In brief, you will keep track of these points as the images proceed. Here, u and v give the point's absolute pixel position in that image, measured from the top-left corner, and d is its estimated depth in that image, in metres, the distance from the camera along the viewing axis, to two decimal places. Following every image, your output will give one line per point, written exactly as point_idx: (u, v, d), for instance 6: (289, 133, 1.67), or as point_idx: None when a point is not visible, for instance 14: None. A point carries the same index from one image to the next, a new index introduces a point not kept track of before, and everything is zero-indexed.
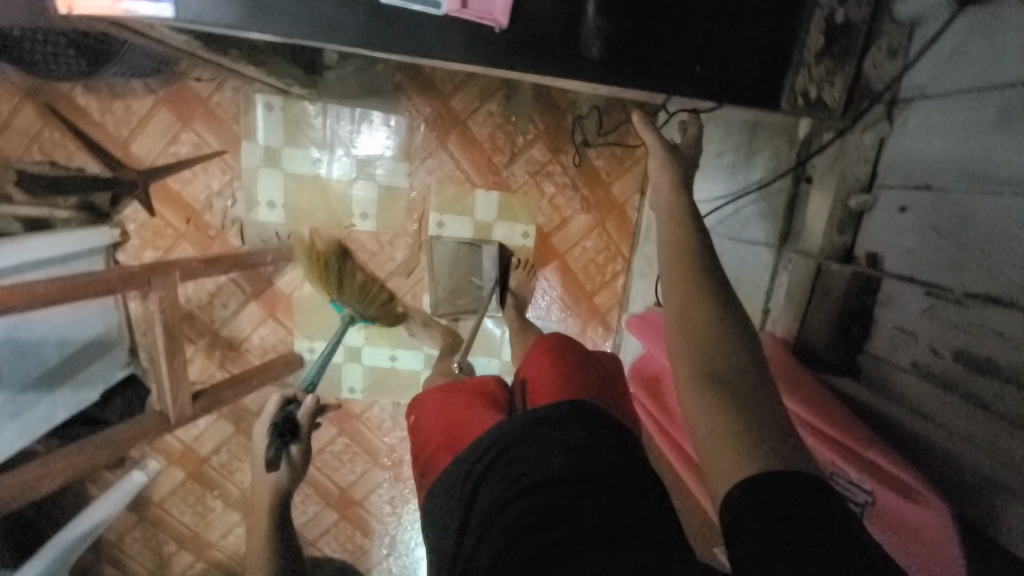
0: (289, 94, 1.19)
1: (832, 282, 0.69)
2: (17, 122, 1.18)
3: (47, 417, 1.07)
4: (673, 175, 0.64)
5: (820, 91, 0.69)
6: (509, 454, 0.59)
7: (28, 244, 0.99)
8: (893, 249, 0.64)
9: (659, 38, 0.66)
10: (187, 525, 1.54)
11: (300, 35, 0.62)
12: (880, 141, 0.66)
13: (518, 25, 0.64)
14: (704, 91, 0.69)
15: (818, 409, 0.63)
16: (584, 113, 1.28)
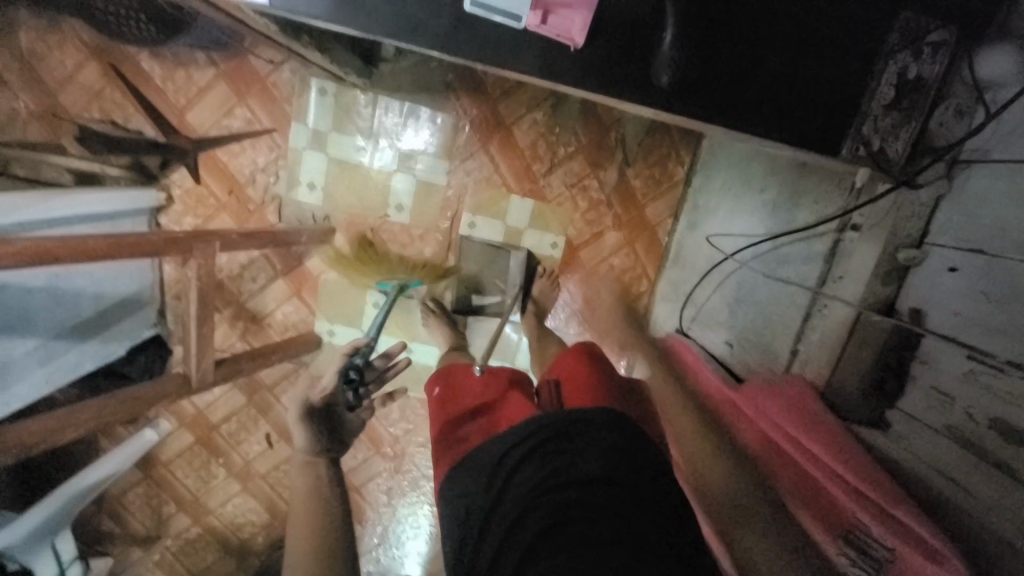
0: (343, 82, 1.23)
1: (870, 333, 0.68)
2: (80, 79, 1.22)
3: (74, 365, 1.11)
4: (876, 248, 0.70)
5: (883, 143, 0.67)
6: (550, 445, 0.59)
7: (78, 198, 1.02)
8: (939, 307, 0.62)
9: (730, 77, 0.67)
10: (189, 488, 1.58)
11: (380, 33, 0.64)
12: (936, 200, 0.66)
13: (589, 49, 0.66)
14: (761, 128, 0.69)
15: (856, 468, 0.60)
16: (627, 132, 1.28)
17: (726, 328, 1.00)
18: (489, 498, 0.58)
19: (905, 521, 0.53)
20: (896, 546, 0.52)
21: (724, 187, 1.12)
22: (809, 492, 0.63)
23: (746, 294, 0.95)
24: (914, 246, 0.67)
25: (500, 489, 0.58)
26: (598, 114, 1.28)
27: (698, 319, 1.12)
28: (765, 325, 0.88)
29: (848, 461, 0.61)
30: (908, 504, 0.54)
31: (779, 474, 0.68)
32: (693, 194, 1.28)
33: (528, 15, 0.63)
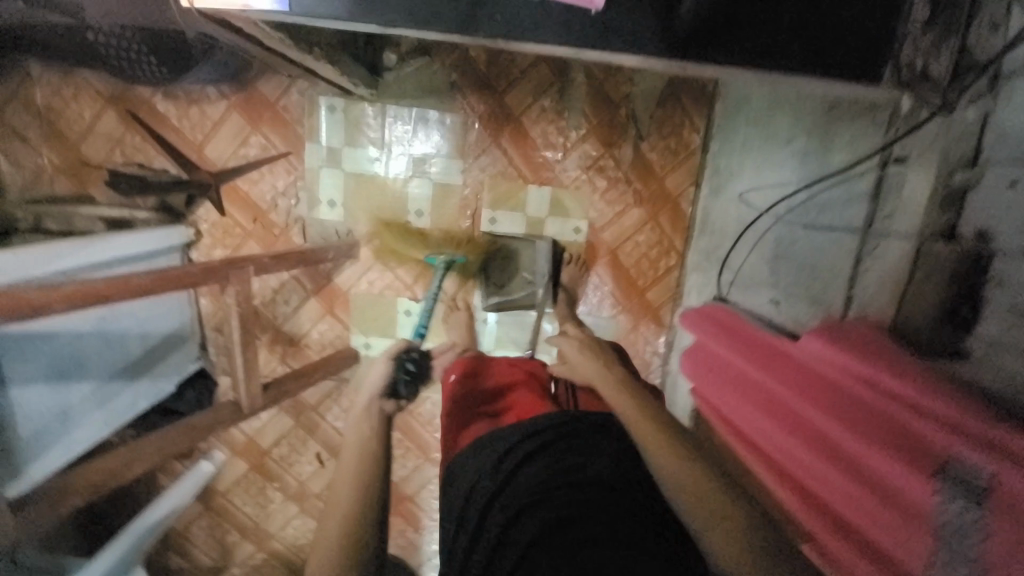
0: (350, 96, 1.25)
1: (935, 262, 0.62)
2: (100, 127, 1.26)
3: (130, 405, 1.14)
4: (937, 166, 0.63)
5: (926, 63, 0.58)
6: (560, 447, 0.70)
7: (114, 241, 1.05)
8: (1007, 221, 0.55)
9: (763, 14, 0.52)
10: (249, 515, 1.61)
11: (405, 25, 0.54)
12: (984, 118, 0.58)
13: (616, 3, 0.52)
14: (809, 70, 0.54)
15: (927, 389, 0.58)
16: (637, 106, 1.27)
17: (769, 287, 0.97)
18: (494, 482, 0.69)
19: (1002, 440, 0.50)
20: (995, 473, 0.48)
21: (745, 145, 1.10)
22: (890, 434, 0.59)
23: (786, 250, 0.93)
24: (969, 166, 0.59)
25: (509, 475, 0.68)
26: (605, 93, 1.27)
27: (738, 282, 1.10)
28: (813, 276, 0.85)
29: (917, 382, 0.59)
30: (1000, 424, 0.51)
31: (853, 422, 0.64)
32: (712, 159, 1.26)
33: None
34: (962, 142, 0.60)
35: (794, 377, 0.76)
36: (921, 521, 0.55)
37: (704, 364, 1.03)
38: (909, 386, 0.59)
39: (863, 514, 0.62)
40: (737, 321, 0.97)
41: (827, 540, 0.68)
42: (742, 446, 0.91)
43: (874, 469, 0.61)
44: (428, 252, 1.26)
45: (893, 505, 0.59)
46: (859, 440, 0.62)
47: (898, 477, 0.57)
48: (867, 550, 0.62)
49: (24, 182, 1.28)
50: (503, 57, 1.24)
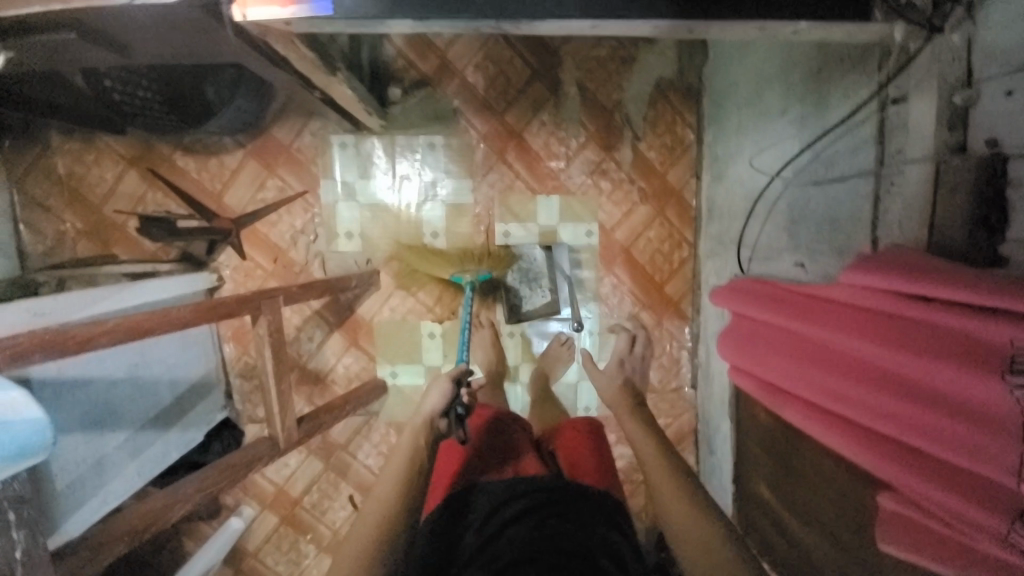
0: (360, 131, 1.32)
1: (955, 179, 0.64)
2: (121, 188, 1.31)
3: (162, 456, 1.11)
4: (933, 97, 0.67)
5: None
6: (544, 512, 0.76)
7: (143, 286, 1.06)
8: (1012, 127, 0.58)
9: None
10: (281, 574, 1.51)
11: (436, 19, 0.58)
12: (968, 41, 0.63)
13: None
14: (800, 14, 0.59)
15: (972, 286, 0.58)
16: (630, 110, 1.35)
17: (792, 252, 0.99)
18: (481, 536, 0.75)
19: None
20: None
21: (740, 128, 1.16)
22: (954, 344, 0.60)
23: (801, 212, 0.97)
24: (964, 88, 0.63)
25: (494, 535, 0.74)
26: (599, 101, 1.35)
27: (756, 257, 1.13)
28: (835, 228, 0.88)
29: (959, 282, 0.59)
30: None
31: (911, 343, 0.64)
32: (709, 149, 1.32)
33: None
34: (952, 65, 0.64)
35: (838, 318, 0.77)
36: (999, 425, 0.54)
37: (743, 336, 1.03)
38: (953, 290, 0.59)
39: (933, 436, 0.61)
40: (769, 286, 0.98)
41: (901, 476, 0.67)
42: (790, 406, 0.89)
43: (939, 385, 0.61)
44: (452, 271, 1.28)
45: (962, 417, 0.58)
46: (921, 357, 0.62)
47: (968, 382, 0.57)
48: (948, 476, 0.61)
49: (46, 249, 1.31)
50: (500, 80, 1.33)
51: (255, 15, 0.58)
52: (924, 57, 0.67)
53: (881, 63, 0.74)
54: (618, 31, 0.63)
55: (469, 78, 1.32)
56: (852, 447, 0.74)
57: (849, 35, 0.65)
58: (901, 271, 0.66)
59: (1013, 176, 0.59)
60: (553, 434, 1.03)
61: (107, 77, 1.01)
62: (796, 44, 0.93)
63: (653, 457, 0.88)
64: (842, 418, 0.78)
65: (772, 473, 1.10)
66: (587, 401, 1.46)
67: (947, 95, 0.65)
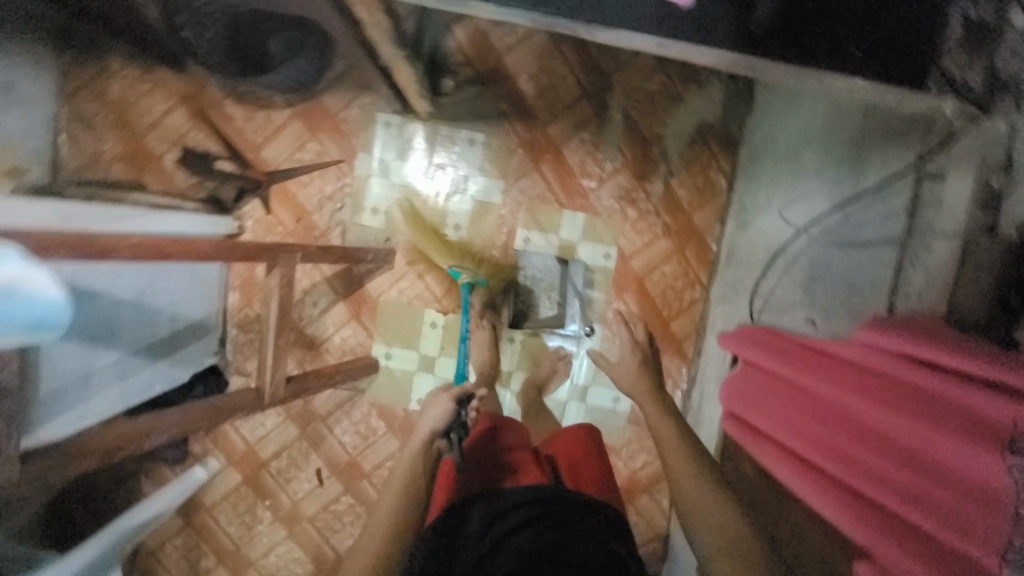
0: (407, 114, 1.35)
1: (983, 255, 0.65)
2: (168, 121, 1.34)
3: (146, 387, 1.10)
4: (974, 174, 0.69)
5: (964, 75, 0.65)
6: (544, 523, 0.74)
7: (162, 217, 1.07)
8: None
9: (816, 23, 0.61)
10: (231, 536, 1.48)
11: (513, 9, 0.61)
12: (1013, 130, 0.67)
13: (702, 5, 0.61)
14: (861, 68, 0.62)
15: (985, 362, 0.59)
16: (668, 146, 1.38)
17: (804, 307, 1.00)
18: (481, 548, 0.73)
19: None
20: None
21: (773, 181, 1.19)
22: (956, 415, 0.60)
23: (820, 271, 0.98)
24: (1004, 173, 0.67)
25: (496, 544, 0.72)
26: (640, 132, 1.38)
27: (767, 308, 1.13)
28: (851, 291, 0.89)
29: (972, 356, 0.60)
30: None
31: (912, 408, 0.65)
32: (738, 198, 1.35)
33: None
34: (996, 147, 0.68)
35: (845, 376, 0.77)
36: (987, 502, 0.54)
37: (747, 382, 1.03)
38: (966, 362, 0.60)
39: (919, 504, 0.61)
40: (781, 337, 0.98)
41: (877, 543, 0.66)
42: (779, 458, 0.89)
43: (933, 454, 0.61)
44: (451, 263, 1.30)
45: (952, 489, 0.58)
46: (922, 424, 0.62)
47: (964, 455, 0.57)
48: (925, 547, 0.60)
49: (80, 164, 1.33)
50: (550, 92, 1.36)
51: None
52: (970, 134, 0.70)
53: (924, 137, 0.76)
54: (682, 57, 0.66)
55: (521, 84, 1.36)
56: (833, 506, 0.74)
57: (899, 102, 0.68)
58: (916, 338, 0.67)
59: None
60: (551, 446, 1.01)
61: (184, 27, 1.10)
62: (842, 110, 0.96)
63: (674, 447, 0.86)
64: (829, 477, 0.77)
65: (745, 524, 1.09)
66: (574, 420, 1.45)
67: (985, 176, 0.68)
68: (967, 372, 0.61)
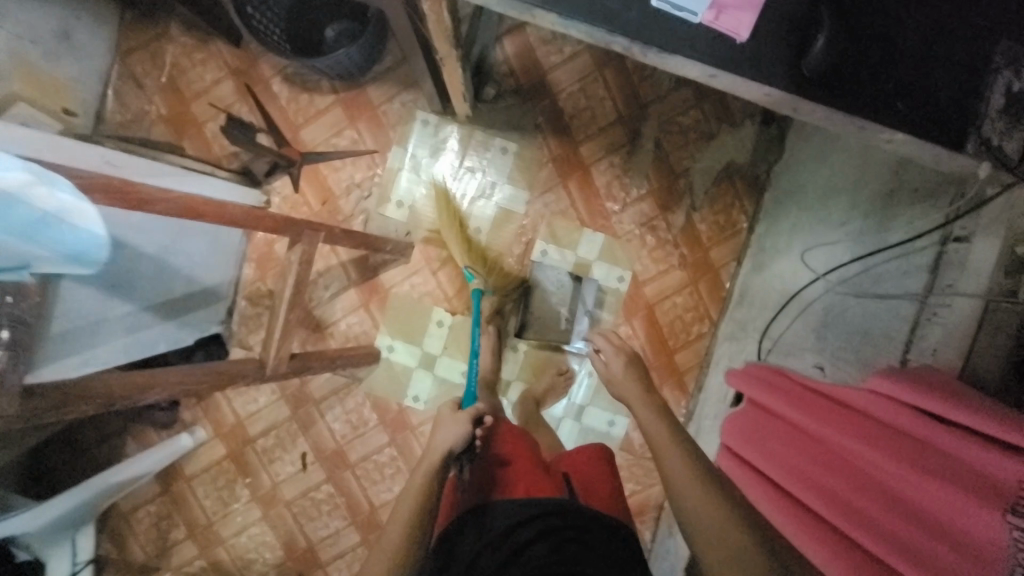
0: (445, 116, 1.39)
1: (1002, 318, 0.67)
2: (214, 91, 1.37)
3: (151, 345, 1.11)
4: (1004, 239, 0.70)
5: (1002, 141, 0.66)
6: (560, 536, 0.70)
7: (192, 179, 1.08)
8: None
9: (862, 76, 0.63)
10: (205, 510, 1.45)
11: (575, 23, 0.63)
12: None
13: (756, 41, 0.63)
14: (901, 123, 0.64)
15: (996, 422, 0.60)
16: (695, 180, 1.40)
17: (814, 353, 1.01)
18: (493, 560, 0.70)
19: None
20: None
21: (794, 227, 1.21)
22: (962, 472, 0.61)
23: (835, 317, 0.99)
24: None
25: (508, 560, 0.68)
26: (669, 163, 1.41)
27: (776, 350, 1.14)
28: (863, 341, 0.89)
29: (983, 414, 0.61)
30: None
31: (916, 460, 0.65)
32: (757, 240, 1.36)
33: (705, 10, 0.62)
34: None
35: (848, 421, 0.77)
36: (986, 561, 0.55)
37: (746, 419, 1.02)
38: (975, 420, 0.61)
39: (912, 555, 0.60)
40: (784, 376, 0.98)
41: None
42: (768, 498, 0.88)
43: (935, 507, 0.61)
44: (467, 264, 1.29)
45: (951, 544, 0.58)
46: (926, 478, 0.62)
47: (969, 514, 0.57)
48: None
49: (123, 120, 1.36)
50: (586, 114, 1.40)
51: None
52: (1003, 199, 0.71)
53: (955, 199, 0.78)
54: (728, 89, 0.68)
55: (560, 102, 1.40)
56: (816, 548, 0.73)
57: (934, 159, 0.69)
58: (927, 390, 0.68)
59: None
60: (561, 458, 0.96)
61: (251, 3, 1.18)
62: (875, 165, 0.98)
63: (662, 435, 0.81)
64: (819, 520, 0.77)
65: None
66: (566, 439, 1.44)
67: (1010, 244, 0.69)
68: (976, 432, 0.61)
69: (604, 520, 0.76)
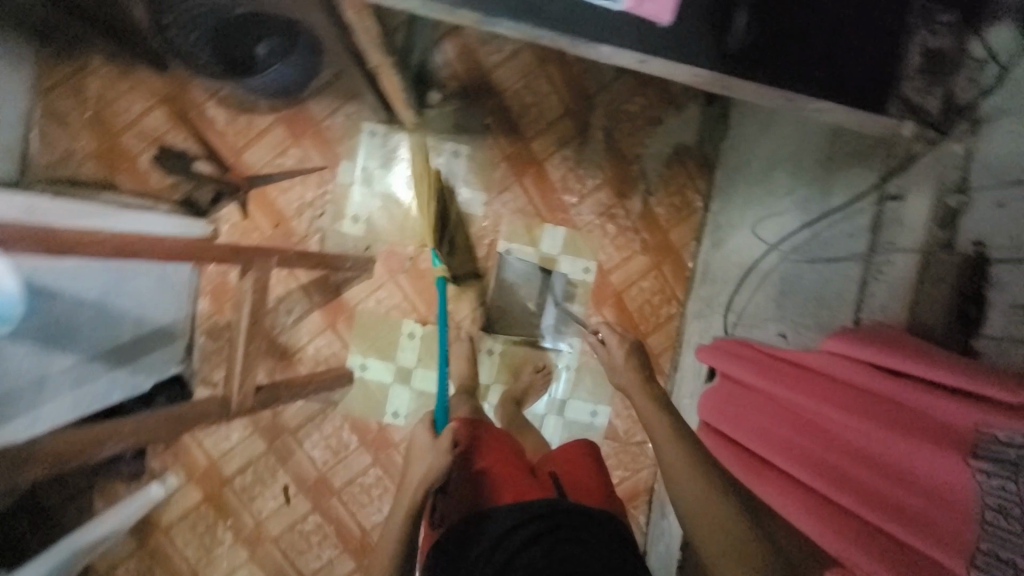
0: (392, 125, 1.36)
1: (941, 268, 0.68)
2: (145, 121, 1.31)
3: (102, 395, 1.05)
4: (934, 192, 0.72)
5: (922, 100, 0.69)
6: (552, 538, 0.69)
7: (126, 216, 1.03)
8: (998, 236, 0.65)
9: (784, 50, 0.65)
10: (187, 559, 1.39)
11: (501, 20, 0.63)
12: (968, 153, 0.70)
13: (678, 25, 0.64)
14: (825, 94, 0.66)
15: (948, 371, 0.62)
16: (647, 165, 1.42)
17: (776, 322, 1.03)
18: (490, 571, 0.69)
19: None
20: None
21: (746, 201, 1.24)
22: (923, 422, 0.62)
23: (792, 285, 1.01)
24: (959, 192, 0.70)
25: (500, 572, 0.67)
26: (621, 151, 1.42)
27: (741, 322, 1.17)
28: (820, 305, 0.92)
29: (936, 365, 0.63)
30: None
31: (880, 415, 0.67)
32: (713, 217, 1.39)
33: None
34: (954, 168, 0.71)
35: (815, 385, 0.79)
36: (954, 505, 0.56)
37: (722, 394, 1.04)
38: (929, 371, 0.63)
39: (887, 508, 0.62)
40: (753, 349, 1.01)
41: None
42: (751, 469, 0.89)
43: (902, 459, 0.63)
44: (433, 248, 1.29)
45: (921, 494, 0.60)
46: (891, 432, 0.64)
47: (934, 461, 0.59)
48: None
49: (49, 162, 1.28)
50: (534, 110, 1.40)
51: None
52: (929, 154, 0.73)
53: (889, 158, 0.81)
54: (659, 73, 0.69)
55: (506, 101, 1.39)
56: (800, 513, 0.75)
57: (861, 123, 0.72)
58: (884, 347, 0.70)
59: (994, 278, 0.65)
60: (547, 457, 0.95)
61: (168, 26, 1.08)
62: (812, 133, 1.01)
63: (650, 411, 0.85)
64: (800, 486, 0.78)
65: None
66: (551, 435, 1.44)
67: (940, 197, 0.72)
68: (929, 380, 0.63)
69: (593, 515, 0.75)
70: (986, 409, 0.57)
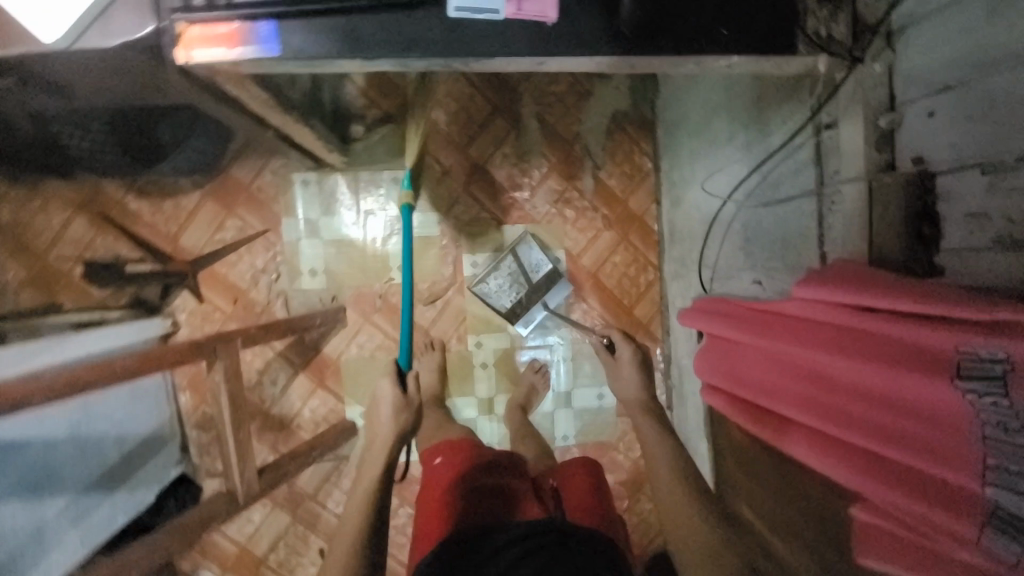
0: (323, 168, 1.31)
1: (888, 192, 0.67)
2: (69, 233, 1.25)
3: (107, 523, 1.01)
4: (864, 113, 0.71)
5: (829, 29, 0.68)
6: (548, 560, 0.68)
7: (75, 339, 0.98)
8: (935, 148, 0.63)
9: (680, 16, 0.62)
10: None
11: (384, 60, 0.60)
12: (890, 68, 0.68)
13: (568, 20, 0.61)
14: (733, 50, 0.64)
15: (917, 295, 0.61)
16: (589, 140, 1.39)
17: (750, 270, 1.02)
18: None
19: (1013, 318, 0.51)
20: (1010, 353, 0.50)
21: (693, 154, 1.22)
22: (905, 351, 0.62)
23: (756, 231, 1.01)
24: (889, 111, 0.69)
25: None
26: (559, 133, 1.39)
27: (718, 275, 1.16)
28: (786, 246, 0.91)
29: (904, 292, 0.62)
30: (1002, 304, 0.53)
31: (862, 352, 0.66)
32: (666, 176, 1.37)
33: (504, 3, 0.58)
34: (879, 86, 0.70)
35: (797, 331, 0.79)
36: (956, 426, 0.56)
37: (714, 354, 1.04)
38: (897, 300, 0.62)
39: (894, 441, 0.63)
40: (733, 304, 1.00)
41: (868, 485, 0.67)
42: (761, 422, 0.90)
43: (895, 391, 0.63)
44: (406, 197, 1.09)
45: (922, 421, 0.60)
46: (876, 368, 0.64)
47: (925, 388, 0.59)
48: (913, 479, 0.62)
49: None
50: (461, 116, 1.36)
51: (200, 61, 0.59)
52: (852, 79, 0.72)
53: (816, 87, 0.79)
54: (563, 69, 0.66)
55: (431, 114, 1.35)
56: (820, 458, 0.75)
57: (777, 66, 0.70)
58: (852, 284, 0.69)
59: (941, 190, 0.64)
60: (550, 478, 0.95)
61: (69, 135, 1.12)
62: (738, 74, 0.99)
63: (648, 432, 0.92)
64: (810, 431, 0.79)
65: (749, 489, 1.11)
66: (565, 430, 1.44)
67: (871, 118, 0.70)
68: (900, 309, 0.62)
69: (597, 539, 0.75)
70: (961, 328, 0.56)
